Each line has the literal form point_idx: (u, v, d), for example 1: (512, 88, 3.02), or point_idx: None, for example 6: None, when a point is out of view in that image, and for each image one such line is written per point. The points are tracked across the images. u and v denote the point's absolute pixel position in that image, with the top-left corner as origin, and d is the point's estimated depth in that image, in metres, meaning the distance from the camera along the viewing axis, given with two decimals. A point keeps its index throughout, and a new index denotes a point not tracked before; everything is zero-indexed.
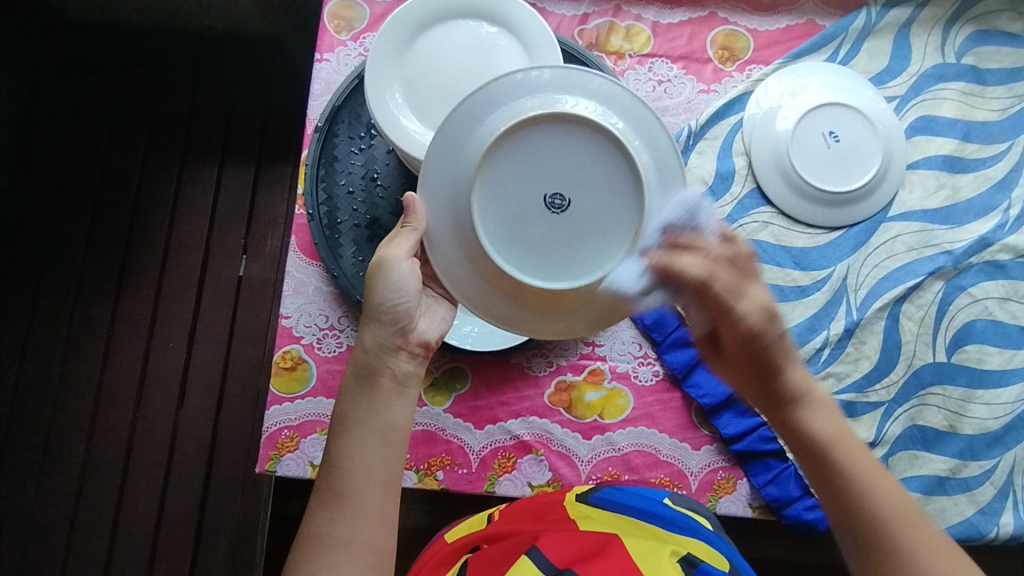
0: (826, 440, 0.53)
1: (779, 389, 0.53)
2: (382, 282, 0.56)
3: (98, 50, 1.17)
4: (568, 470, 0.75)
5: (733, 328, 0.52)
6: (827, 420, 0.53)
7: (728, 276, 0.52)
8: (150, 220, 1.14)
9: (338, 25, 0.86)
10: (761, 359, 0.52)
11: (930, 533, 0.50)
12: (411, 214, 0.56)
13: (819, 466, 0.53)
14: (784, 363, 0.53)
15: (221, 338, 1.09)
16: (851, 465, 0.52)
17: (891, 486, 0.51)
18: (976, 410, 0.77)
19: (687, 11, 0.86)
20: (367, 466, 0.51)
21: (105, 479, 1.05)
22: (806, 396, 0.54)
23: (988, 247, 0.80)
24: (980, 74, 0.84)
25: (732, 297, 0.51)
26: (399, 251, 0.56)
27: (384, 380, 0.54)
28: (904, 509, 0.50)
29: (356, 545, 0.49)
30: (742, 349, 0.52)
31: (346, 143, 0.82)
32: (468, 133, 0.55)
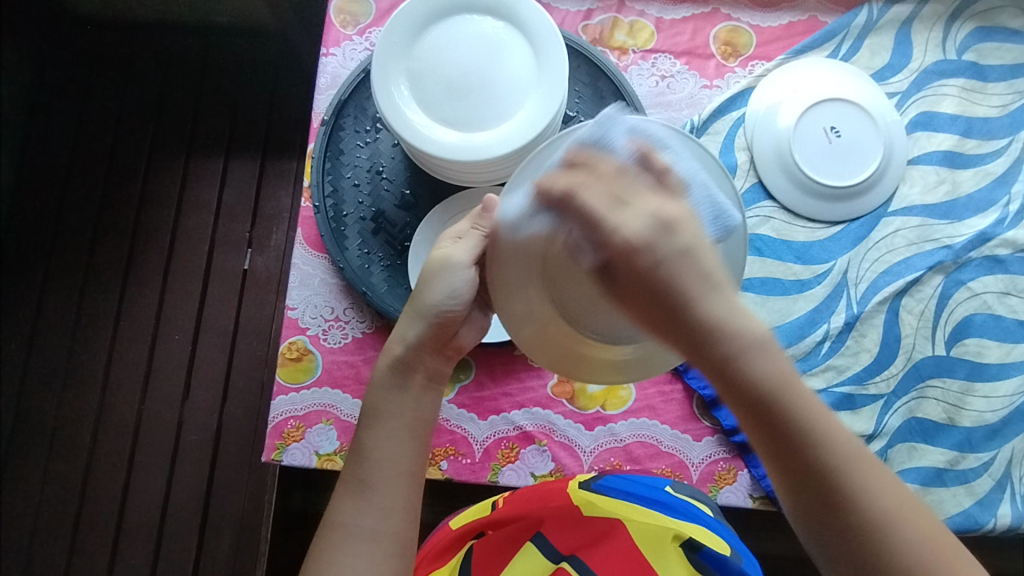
0: (773, 396, 0.44)
1: (713, 351, 0.43)
2: (442, 281, 0.56)
3: (105, 43, 1.18)
4: (570, 460, 0.75)
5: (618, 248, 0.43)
6: (775, 362, 0.44)
7: (611, 201, 0.43)
8: (156, 212, 1.15)
9: (344, 20, 0.86)
10: (669, 287, 0.43)
11: (878, 473, 0.46)
12: (486, 219, 0.56)
13: (763, 422, 0.45)
14: (700, 290, 0.43)
15: (226, 330, 1.10)
16: (797, 415, 0.45)
17: (836, 430, 0.46)
18: (975, 403, 0.78)
19: (691, 7, 0.87)
20: (394, 458, 0.52)
21: (111, 468, 1.06)
22: (747, 339, 0.44)
23: (988, 241, 0.81)
24: (981, 71, 0.85)
25: (609, 211, 0.43)
26: (464, 257, 0.55)
27: (418, 376, 0.55)
28: (849, 451, 0.46)
29: (380, 533, 0.50)
30: (641, 286, 0.43)
31: (352, 136, 0.82)
32: (534, 185, 0.52)
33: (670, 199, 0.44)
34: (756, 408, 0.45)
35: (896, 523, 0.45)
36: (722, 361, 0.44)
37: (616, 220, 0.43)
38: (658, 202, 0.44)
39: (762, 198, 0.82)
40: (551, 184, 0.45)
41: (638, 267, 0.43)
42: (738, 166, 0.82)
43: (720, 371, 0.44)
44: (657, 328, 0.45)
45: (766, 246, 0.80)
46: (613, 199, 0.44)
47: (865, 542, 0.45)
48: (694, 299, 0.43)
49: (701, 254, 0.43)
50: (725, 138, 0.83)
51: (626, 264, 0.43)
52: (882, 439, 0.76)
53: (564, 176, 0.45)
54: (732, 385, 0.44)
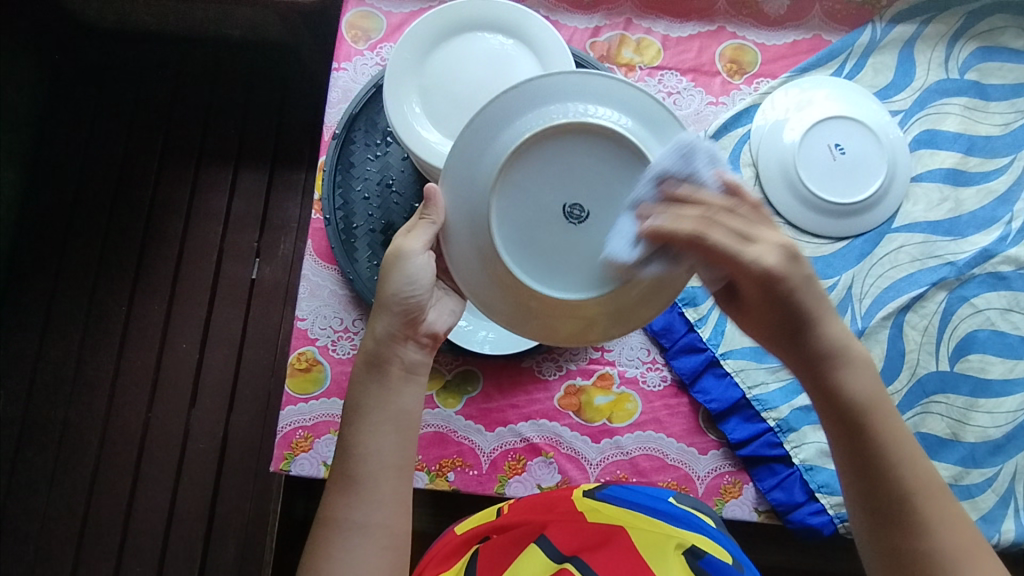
0: (864, 403, 0.48)
1: (808, 341, 0.49)
2: (398, 272, 0.55)
3: (119, 56, 1.20)
4: (576, 472, 0.76)
5: (750, 274, 0.47)
6: (867, 379, 0.49)
7: (738, 237, 0.47)
8: (166, 222, 1.16)
9: (356, 35, 0.88)
10: (788, 305, 0.48)
11: (953, 511, 0.47)
12: (431, 207, 0.55)
13: (852, 426, 0.48)
14: (819, 313, 0.49)
15: (234, 340, 1.11)
16: (889, 432, 0.47)
17: (923, 463, 0.47)
18: (978, 419, 0.79)
19: (697, 25, 0.88)
20: (380, 452, 0.52)
21: (118, 477, 1.06)
22: (845, 353, 0.49)
23: (990, 258, 0.82)
24: (983, 90, 0.86)
25: (742, 247, 0.47)
26: (416, 244, 0.55)
27: (393, 367, 0.54)
28: (931, 483, 0.47)
29: (371, 528, 0.50)
30: (760, 293, 0.48)
31: (362, 150, 0.83)
32: (484, 145, 0.53)
33: (773, 228, 0.49)
34: (844, 418, 0.48)
35: (963, 568, 0.45)
36: (819, 376, 0.49)
37: (749, 252, 0.47)
38: (769, 242, 0.48)
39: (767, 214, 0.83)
40: (676, 227, 0.47)
41: (767, 289, 0.48)
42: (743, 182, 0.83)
43: (814, 378, 0.50)
44: (766, 335, 0.52)
45: None
46: (738, 236, 0.48)
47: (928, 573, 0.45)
48: (806, 317, 0.49)
49: (816, 283, 0.49)
50: (730, 154, 0.84)
51: (746, 288, 0.49)
52: None
53: (688, 216, 0.47)
54: (824, 395, 0.49)
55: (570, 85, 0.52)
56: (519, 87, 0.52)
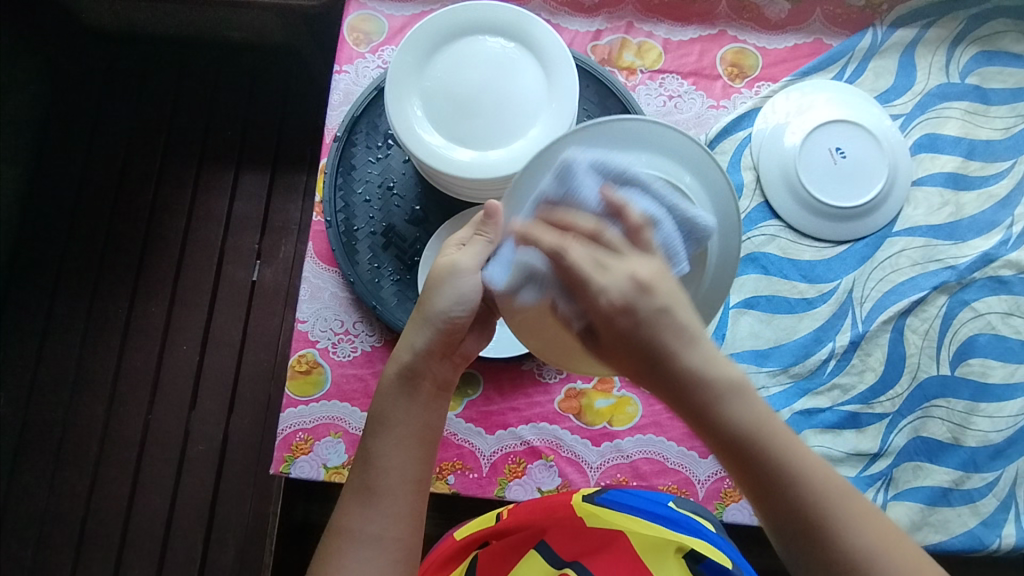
0: (745, 430, 0.47)
1: (677, 374, 0.47)
2: (449, 289, 0.55)
3: (120, 58, 1.20)
4: (577, 476, 0.76)
5: (600, 309, 0.47)
6: (746, 406, 0.47)
7: (594, 264, 0.48)
8: (166, 223, 1.16)
9: (357, 38, 0.88)
10: (647, 340, 0.46)
11: (857, 502, 0.47)
12: (489, 224, 0.56)
13: (740, 455, 0.47)
14: (676, 344, 0.46)
15: (234, 341, 1.11)
16: (773, 452, 0.47)
17: (817, 469, 0.47)
18: (980, 423, 0.79)
19: (698, 29, 0.88)
20: (400, 466, 0.53)
21: (117, 478, 1.06)
22: (723, 384, 0.47)
23: (991, 262, 0.82)
24: (984, 94, 0.86)
25: (595, 273, 0.48)
26: (471, 263, 0.55)
27: (426, 384, 0.55)
28: (830, 487, 0.47)
29: (386, 540, 0.51)
30: (618, 333, 0.47)
31: (364, 152, 0.84)
32: (542, 185, 0.52)
33: (645, 255, 0.49)
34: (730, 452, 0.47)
35: (884, 564, 0.46)
36: (698, 406, 0.47)
37: (599, 285, 0.47)
38: (639, 261, 0.48)
39: (768, 217, 0.83)
40: (540, 237, 0.50)
41: (616, 326, 0.47)
42: (744, 185, 0.84)
43: (694, 420, 0.48)
44: (637, 374, 0.49)
45: (772, 265, 0.81)
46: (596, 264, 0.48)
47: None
48: (668, 351, 0.46)
49: (676, 309, 0.47)
50: (731, 157, 0.84)
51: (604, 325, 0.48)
52: (887, 458, 0.77)
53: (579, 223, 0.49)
54: (706, 430, 0.48)
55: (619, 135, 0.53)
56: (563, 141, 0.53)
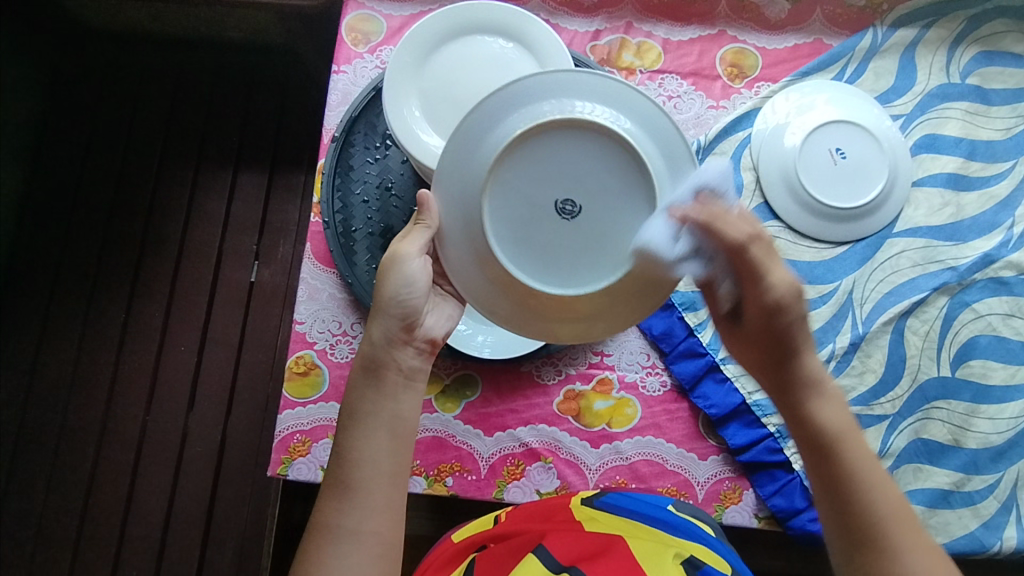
0: (834, 429, 0.51)
1: (792, 367, 0.52)
2: (395, 276, 0.57)
3: (118, 57, 1.20)
4: (575, 478, 0.75)
5: (767, 302, 0.51)
6: (842, 415, 0.51)
7: (767, 256, 0.51)
8: (165, 224, 1.15)
9: (355, 38, 0.88)
10: (783, 330, 0.52)
11: (922, 536, 0.48)
12: (425, 212, 0.56)
13: (818, 450, 0.51)
14: (802, 344, 0.52)
15: (233, 342, 1.10)
16: (856, 461, 0.49)
17: (892, 494, 0.49)
18: (980, 425, 0.78)
19: (698, 29, 0.88)
20: (372, 457, 0.51)
21: (115, 479, 1.06)
22: (821, 386, 0.53)
23: (992, 263, 0.81)
24: (985, 95, 0.86)
25: (768, 267, 0.51)
26: (412, 248, 0.56)
27: (390, 372, 0.54)
28: (899, 513, 0.48)
29: (363, 534, 0.50)
30: (763, 323, 0.52)
31: (362, 152, 0.83)
32: (472, 148, 0.54)
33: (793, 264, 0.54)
34: (813, 443, 0.51)
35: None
36: (796, 401, 0.53)
37: (772, 279, 0.51)
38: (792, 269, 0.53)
39: (768, 218, 0.82)
40: (722, 229, 0.51)
41: (768, 318, 0.52)
42: (744, 186, 0.83)
43: (792, 412, 0.53)
44: (757, 363, 0.55)
45: None
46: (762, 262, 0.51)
47: None
48: (794, 349, 0.52)
49: (807, 319, 0.52)
50: (731, 157, 0.84)
51: (751, 312, 0.53)
52: (887, 460, 0.76)
53: (741, 226, 0.52)
54: (800, 420, 0.52)
55: (547, 84, 0.53)
56: (491, 97, 0.53)
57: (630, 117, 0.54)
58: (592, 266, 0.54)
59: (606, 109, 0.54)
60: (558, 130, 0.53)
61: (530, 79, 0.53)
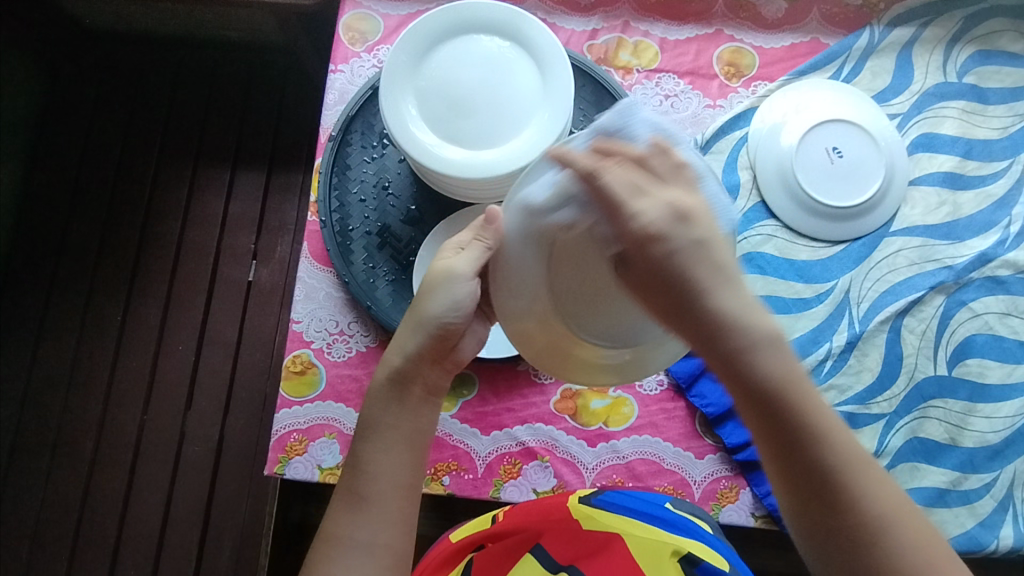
0: (778, 382, 0.45)
1: (710, 316, 0.45)
2: (443, 293, 0.54)
3: (115, 56, 1.20)
4: (572, 477, 0.75)
5: (634, 234, 0.45)
6: (788, 364, 0.46)
7: (633, 187, 0.46)
8: (162, 222, 1.15)
9: (353, 37, 0.88)
10: (681, 273, 0.45)
11: (874, 471, 0.47)
12: (489, 228, 0.54)
13: (762, 404, 0.46)
14: (712, 282, 0.45)
15: (230, 340, 1.10)
16: (800, 411, 0.45)
17: (839, 434, 0.46)
18: (977, 424, 0.78)
19: (695, 28, 0.88)
20: (390, 471, 0.52)
21: (112, 478, 1.06)
22: (756, 333, 0.45)
23: (988, 262, 0.81)
24: (981, 94, 0.86)
25: (630, 197, 0.45)
26: (467, 268, 0.54)
27: (416, 388, 0.54)
28: (853, 456, 0.46)
29: (376, 547, 0.50)
30: (658, 267, 0.45)
31: (359, 151, 0.83)
32: (551, 185, 0.51)
33: (686, 188, 0.47)
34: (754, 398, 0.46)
35: (890, 531, 0.46)
36: (728, 353, 0.45)
37: (639, 207, 0.45)
38: (675, 191, 0.47)
39: (764, 217, 0.82)
40: (574, 159, 0.47)
41: (649, 254, 0.45)
42: (741, 185, 0.83)
43: (722, 365, 0.46)
44: (664, 313, 0.47)
45: (769, 265, 0.81)
46: (636, 185, 0.46)
47: (867, 545, 0.46)
48: (705, 291, 0.45)
49: (710, 247, 0.45)
50: (728, 157, 0.84)
51: (637, 260, 0.46)
52: (884, 459, 0.76)
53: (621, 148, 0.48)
54: (736, 374, 0.46)
55: (645, 140, 0.50)
56: (583, 138, 0.50)
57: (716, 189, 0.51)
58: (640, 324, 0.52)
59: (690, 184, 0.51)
60: None
61: (633, 130, 0.50)
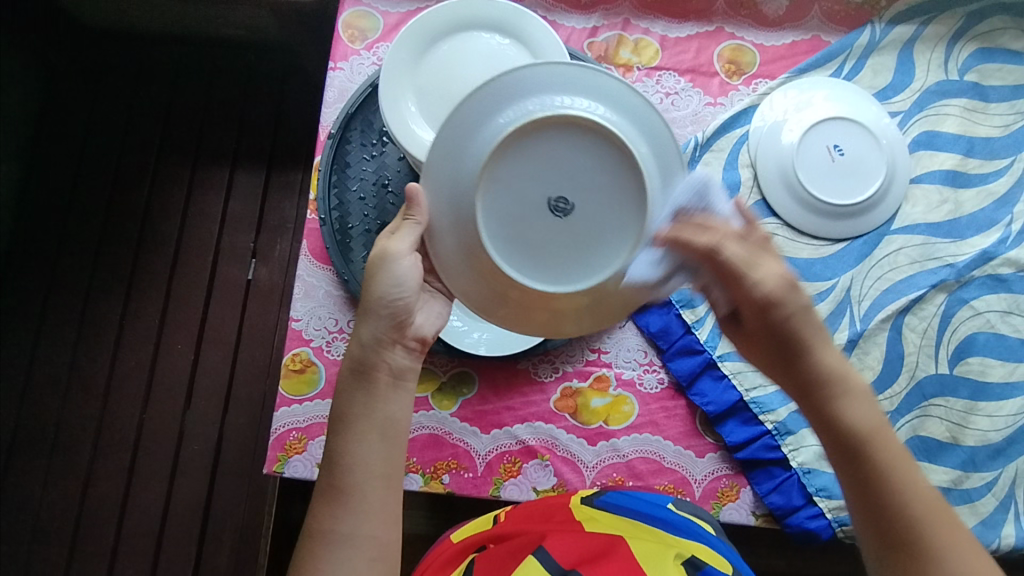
0: (865, 429, 0.49)
1: (807, 367, 0.51)
2: (385, 275, 0.55)
3: (115, 55, 1.19)
4: (572, 475, 0.75)
5: (754, 299, 0.51)
6: (871, 411, 0.50)
7: (747, 259, 0.51)
8: (163, 222, 1.15)
9: (353, 34, 0.87)
10: (788, 332, 0.51)
11: (958, 535, 0.48)
12: (414, 207, 0.56)
13: (848, 449, 0.50)
14: (816, 341, 0.51)
15: (230, 340, 1.10)
16: (889, 461, 0.49)
17: (925, 488, 0.49)
18: (979, 422, 0.78)
19: (695, 26, 0.88)
20: (365, 460, 0.51)
21: (112, 478, 1.05)
22: (847, 383, 0.51)
23: (990, 260, 0.81)
24: (983, 92, 0.86)
25: (749, 268, 0.51)
26: (402, 246, 0.55)
27: (380, 374, 0.54)
28: (938, 510, 0.48)
29: (358, 539, 0.49)
30: (762, 322, 0.51)
31: (358, 149, 0.83)
32: (467, 137, 0.53)
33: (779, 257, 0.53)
34: (843, 444, 0.50)
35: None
36: (820, 398, 0.51)
37: (754, 278, 0.51)
38: (779, 262, 0.52)
39: (765, 216, 0.82)
40: (690, 238, 0.52)
41: (766, 317, 0.51)
42: (741, 183, 0.83)
43: (815, 405, 0.51)
44: (770, 365, 0.53)
45: None
46: (747, 261, 0.51)
47: None
48: (806, 345, 0.51)
49: (817, 313, 0.52)
50: (729, 155, 0.84)
51: (749, 317, 0.52)
52: None
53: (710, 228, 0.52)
54: (825, 421, 0.51)
55: (551, 75, 0.53)
56: (494, 83, 0.53)
57: (629, 116, 0.54)
58: (585, 266, 0.55)
59: (604, 109, 0.54)
60: (556, 126, 0.53)
61: (540, 68, 0.53)
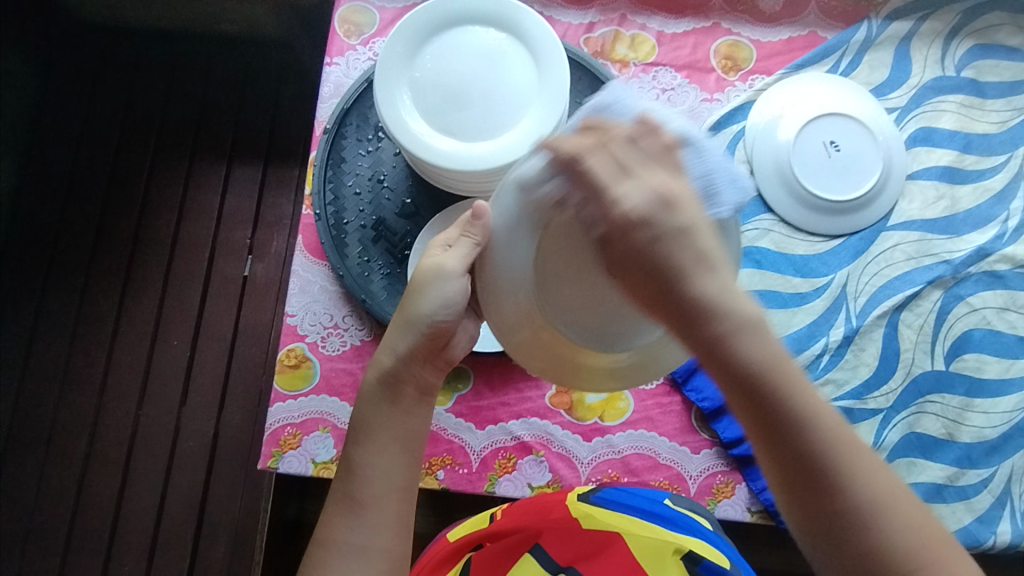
0: (762, 368, 0.41)
1: (682, 298, 0.41)
2: (433, 292, 0.53)
3: (111, 51, 1.19)
4: (567, 471, 0.75)
5: (618, 217, 0.41)
6: (766, 345, 0.41)
7: (616, 167, 0.43)
8: (158, 218, 1.15)
9: (349, 29, 0.87)
10: (661, 256, 0.41)
11: (868, 458, 0.43)
12: (476, 226, 0.52)
13: (753, 396, 0.41)
14: (695, 268, 0.40)
15: (225, 336, 1.10)
16: (789, 398, 0.41)
17: (828, 417, 0.42)
18: (974, 419, 0.78)
19: (692, 21, 0.87)
20: (382, 470, 0.51)
21: (106, 474, 1.05)
22: (738, 318, 0.41)
23: (987, 256, 0.81)
24: (980, 87, 0.86)
25: (613, 180, 0.42)
26: (457, 266, 0.52)
27: (409, 389, 0.53)
28: (846, 442, 0.42)
29: (371, 550, 0.50)
30: (634, 243, 0.41)
31: (354, 144, 0.83)
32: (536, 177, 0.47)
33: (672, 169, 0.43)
34: (746, 393, 0.41)
35: (885, 519, 0.42)
36: (710, 338, 0.41)
37: (620, 189, 0.42)
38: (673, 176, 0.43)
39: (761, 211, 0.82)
40: (563, 144, 0.44)
41: (633, 237, 0.41)
42: None
43: (704, 349, 0.41)
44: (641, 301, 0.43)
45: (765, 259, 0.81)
46: (619, 168, 0.43)
47: (859, 530, 0.41)
48: (680, 261, 0.41)
49: (698, 222, 0.42)
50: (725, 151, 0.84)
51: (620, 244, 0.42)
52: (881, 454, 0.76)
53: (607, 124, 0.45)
54: (721, 367, 0.41)
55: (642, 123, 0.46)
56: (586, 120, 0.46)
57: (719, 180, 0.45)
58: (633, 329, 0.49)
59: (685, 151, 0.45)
60: None
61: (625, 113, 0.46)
